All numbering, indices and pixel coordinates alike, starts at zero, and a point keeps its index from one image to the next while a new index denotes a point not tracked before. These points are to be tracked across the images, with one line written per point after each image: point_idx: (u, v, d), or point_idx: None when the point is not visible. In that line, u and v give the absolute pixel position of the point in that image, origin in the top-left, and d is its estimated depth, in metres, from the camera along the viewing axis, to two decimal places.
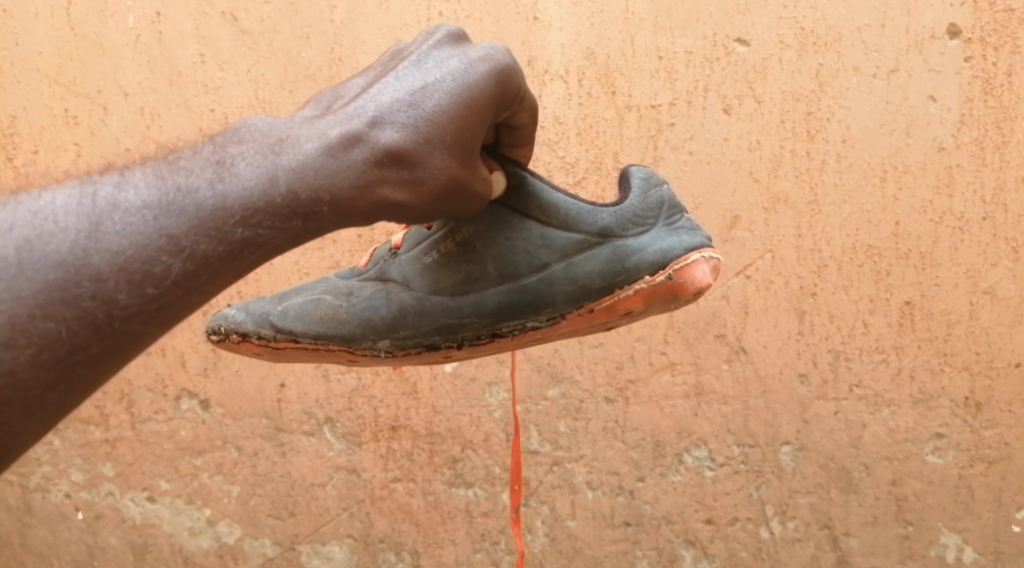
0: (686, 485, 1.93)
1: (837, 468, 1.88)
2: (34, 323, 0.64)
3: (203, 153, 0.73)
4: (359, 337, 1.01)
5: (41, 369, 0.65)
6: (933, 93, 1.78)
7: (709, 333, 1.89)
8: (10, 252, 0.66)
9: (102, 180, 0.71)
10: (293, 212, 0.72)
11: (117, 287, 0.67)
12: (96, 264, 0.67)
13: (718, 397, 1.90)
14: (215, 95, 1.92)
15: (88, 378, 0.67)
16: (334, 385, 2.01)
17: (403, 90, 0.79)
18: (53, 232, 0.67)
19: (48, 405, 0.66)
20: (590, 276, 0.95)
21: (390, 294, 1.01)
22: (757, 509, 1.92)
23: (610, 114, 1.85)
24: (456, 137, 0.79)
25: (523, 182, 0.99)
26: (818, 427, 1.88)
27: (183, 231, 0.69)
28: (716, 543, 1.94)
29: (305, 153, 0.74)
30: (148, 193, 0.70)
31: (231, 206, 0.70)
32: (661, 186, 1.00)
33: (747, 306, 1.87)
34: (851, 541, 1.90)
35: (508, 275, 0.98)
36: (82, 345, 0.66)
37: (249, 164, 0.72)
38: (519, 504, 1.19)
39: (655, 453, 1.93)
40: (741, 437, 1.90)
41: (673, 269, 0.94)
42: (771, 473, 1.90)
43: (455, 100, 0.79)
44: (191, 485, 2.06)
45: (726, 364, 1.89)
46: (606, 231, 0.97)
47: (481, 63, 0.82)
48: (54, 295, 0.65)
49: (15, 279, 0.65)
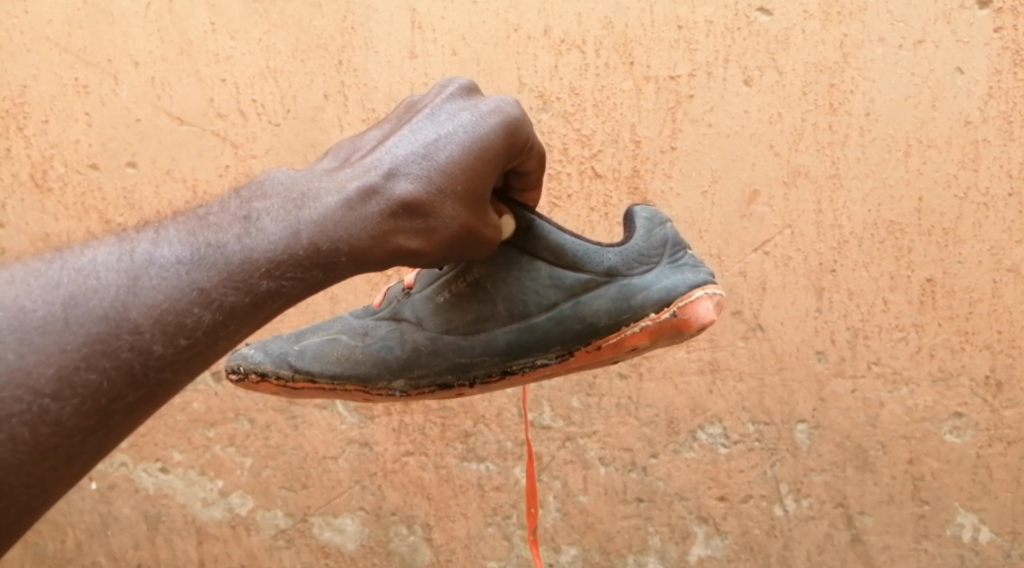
0: (699, 462, 1.91)
1: (853, 446, 1.86)
2: (78, 375, 0.67)
3: (231, 208, 0.76)
4: (375, 377, 1.03)
5: (83, 418, 0.67)
6: (960, 66, 1.74)
7: (725, 310, 1.86)
8: (57, 308, 0.68)
9: (139, 237, 0.73)
10: (315, 262, 0.75)
11: (153, 338, 0.69)
12: (134, 317, 0.69)
13: (734, 373, 1.87)
14: (225, 64, 1.89)
15: (125, 424, 0.69)
16: None
17: (417, 143, 0.83)
18: (95, 289, 0.69)
19: (89, 450, 0.68)
20: (597, 314, 0.99)
21: (403, 334, 1.03)
22: (771, 487, 1.90)
23: (627, 84, 1.81)
24: (467, 187, 0.83)
25: (531, 225, 1.02)
26: (835, 406, 1.85)
27: (213, 283, 0.71)
28: (729, 521, 1.93)
29: (327, 206, 0.77)
30: (181, 249, 0.72)
31: (258, 259, 0.73)
32: (664, 226, 1.04)
33: (765, 282, 1.83)
34: (865, 520, 1.88)
35: (518, 315, 1.01)
36: (121, 393, 0.68)
37: (274, 218, 0.76)
38: (535, 527, 1.20)
39: (669, 430, 1.91)
40: (756, 415, 1.88)
41: (677, 307, 0.97)
42: (786, 451, 1.88)
43: (467, 152, 0.83)
44: (203, 456, 2.06)
45: (742, 341, 1.86)
46: (613, 271, 1.00)
47: (491, 117, 0.86)
48: (96, 347, 0.67)
49: (61, 332, 0.67)
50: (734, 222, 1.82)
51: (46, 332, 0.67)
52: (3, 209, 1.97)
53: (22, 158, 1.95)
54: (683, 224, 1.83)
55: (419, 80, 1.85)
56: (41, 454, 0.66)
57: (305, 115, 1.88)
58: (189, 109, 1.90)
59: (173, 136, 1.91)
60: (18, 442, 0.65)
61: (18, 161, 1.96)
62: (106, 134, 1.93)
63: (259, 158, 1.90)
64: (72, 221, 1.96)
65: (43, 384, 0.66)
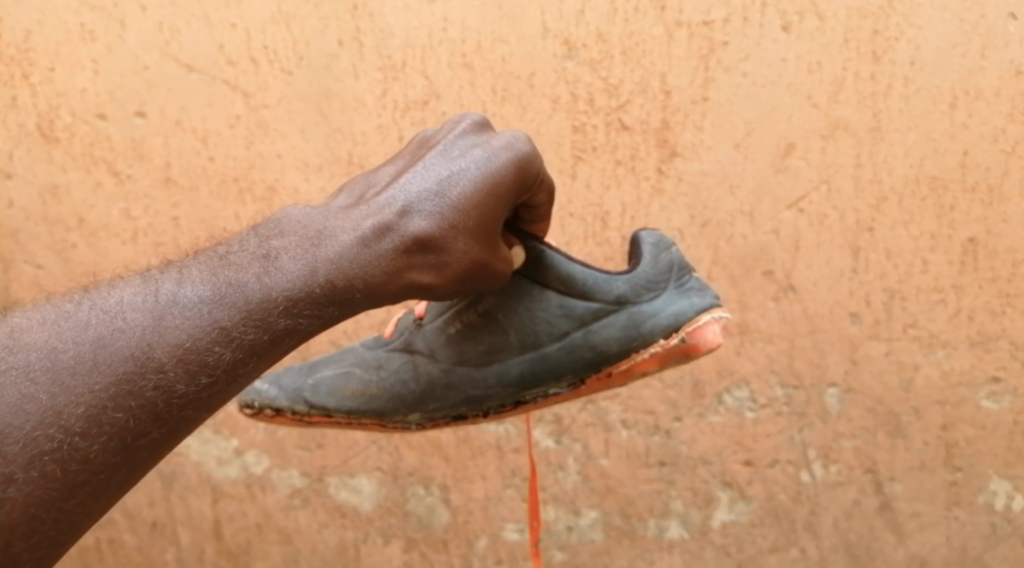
0: (725, 426, 1.85)
1: (886, 411, 1.80)
2: (106, 414, 0.83)
3: (253, 249, 0.95)
4: (391, 412, 1.19)
5: (110, 454, 0.83)
6: (1013, 11, 1.64)
7: (757, 269, 1.78)
8: (87, 350, 0.85)
9: (164, 279, 0.91)
10: (331, 300, 0.94)
11: (176, 378, 0.86)
12: (159, 356, 0.86)
13: (763, 335, 1.81)
14: (236, 8, 1.81)
15: (147, 458, 0.86)
16: (363, 316, 1.88)
17: (430, 182, 1.02)
18: (123, 329, 0.86)
19: (113, 484, 0.84)
20: (608, 342, 1.14)
21: (417, 367, 1.19)
22: (799, 452, 1.84)
23: (658, 31, 1.73)
24: (477, 224, 1.02)
25: (540, 255, 1.17)
26: (868, 369, 1.79)
27: (234, 323, 0.89)
28: (754, 486, 1.87)
29: (346, 244, 0.97)
30: (203, 289, 0.90)
31: (276, 298, 0.92)
32: (669, 249, 1.17)
33: (798, 240, 1.76)
34: (895, 486, 1.82)
35: (530, 345, 1.16)
36: (146, 430, 0.85)
37: (292, 258, 0.94)
38: (537, 539, 1.32)
39: (694, 393, 1.85)
40: (785, 378, 1.82)
41: (686, 332, 1.12)
42: (816, 415, 1.82)
43: (479, 188, 1.02)
44: (217, 415, 2.01)
45: (773, 302, 1.79)
46: (621, 299, 1.15)
47: (502, 153, 1.05)
48: (123, 387, 0.84)
49: (90, 373, 0.84)
50: (768, 177, 1.74)
51: (76, 373, 0.83)
52: (10, 159, 1.91)
53: (27, 106, 1.88)
54: (714, 179, 1.76)
55: (438, 26, 1.77)
56: (71, 489, 0.82)
57: (319, 63, 1.81)
58: (198, 57, 1.83)
59: (182, 84, 1.84)
60: (49, 478, 0.81)
61: (22, 110, 1.89)
62: (114, 82, 1.86)
63: (271, 108, 1.84)
64: (80, 173, 1.90)
65: (74, 423, 0.82)
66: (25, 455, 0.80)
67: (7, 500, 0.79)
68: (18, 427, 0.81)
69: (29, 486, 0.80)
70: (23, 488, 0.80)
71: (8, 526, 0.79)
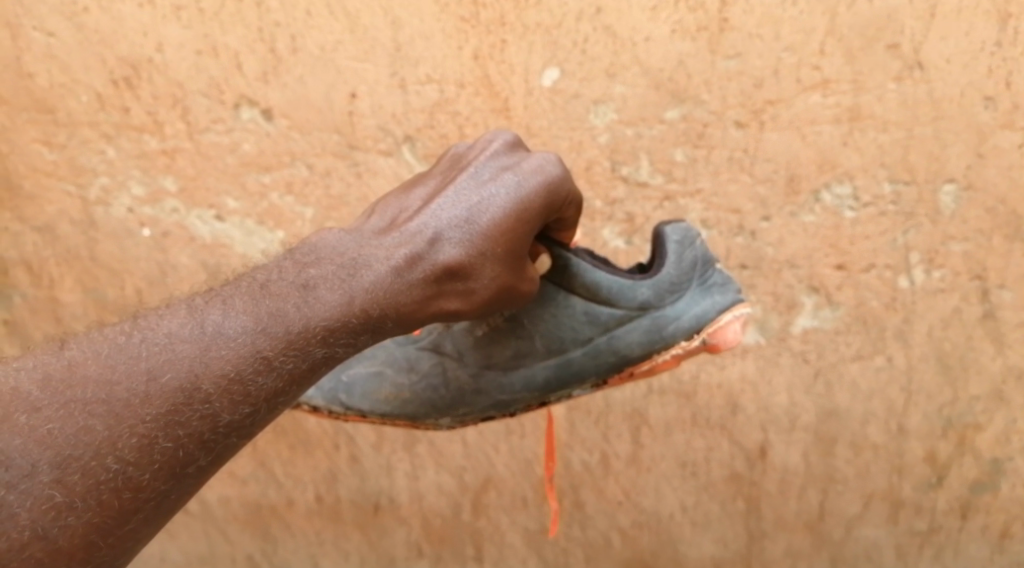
0: (819, 228, 1.63)
1: (1007, 213, 1.58)
2: (156, 445, 0.93)
3: (292, 277, 1.03)
4: (423, 416, 1.22)
5: (159, 480, 0.93)
6: None
7: (878, 43, 1.54)
8: (139, 385, 0.94)
9: (208, 309, 0.99)
10: (366, 329, 1.04)
11: (221, 409, 0.96)
12: (204, 388, 0.95)
13: (876, 123, 1.57)
14: None
15: (193, 483, 0.96)
16: (412, 97, 1.67)
17: (463, 208, 1.09)
18: (171, 362, 0.96)
19: (162, 510, 0.94)
20: (631, 347, 1.17)
21: (446, 371, 1.22)
22: (899, 256, 1.62)
23: None
24: (506, 249, 1.08)
25: (566, 263, 1.18)
26: (994, 164, 1.56)
27: (273, 353, 0.98)
28: (844, 292, 1.65)
29: (381, 274, 1.05)
30: (245, 320, 0.99)
31: (314, 327, 1.00)
32: (693, 245, 1.20)
33: (934, 6, 1.51)
34: (1004, 295, 1.62)
35: (555, 350, 1.19)
36: (193, 458, 0.95)
37: (328, 288, 1.03)
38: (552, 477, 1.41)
39: (789, 189, 1.62)
40: (895, 174, 1.59)
41: (707, 333, 1.16)
42: (925, 216, 1.60)
43: (510, 214, 1.08)
44: (260, 205, 1.77)
45: (894, 83, 1.55)
46: (646, 304, 1.17)
47: (533, 176, 1.10)
48: (171, 418, 0.94)
49: (141, 405, 0.93)
50: None
51: (129, 404, 0.93)
52: None
53: None
54: None
55: None
56: (124, 516, 0.92)
57: None
58: None
59: None
60: (105, 506, 0.91)
61: None
62: None
63: None
64: None
65: (128, 453, 0.92)
66: (83, 484, 0.90)
67: (67, 527, 0.89)
68: (77, 457, 0.90)
69: (87, 513, 0.90)
70: (82, 515, 0.90)
71: (69, 550, 0.89)
